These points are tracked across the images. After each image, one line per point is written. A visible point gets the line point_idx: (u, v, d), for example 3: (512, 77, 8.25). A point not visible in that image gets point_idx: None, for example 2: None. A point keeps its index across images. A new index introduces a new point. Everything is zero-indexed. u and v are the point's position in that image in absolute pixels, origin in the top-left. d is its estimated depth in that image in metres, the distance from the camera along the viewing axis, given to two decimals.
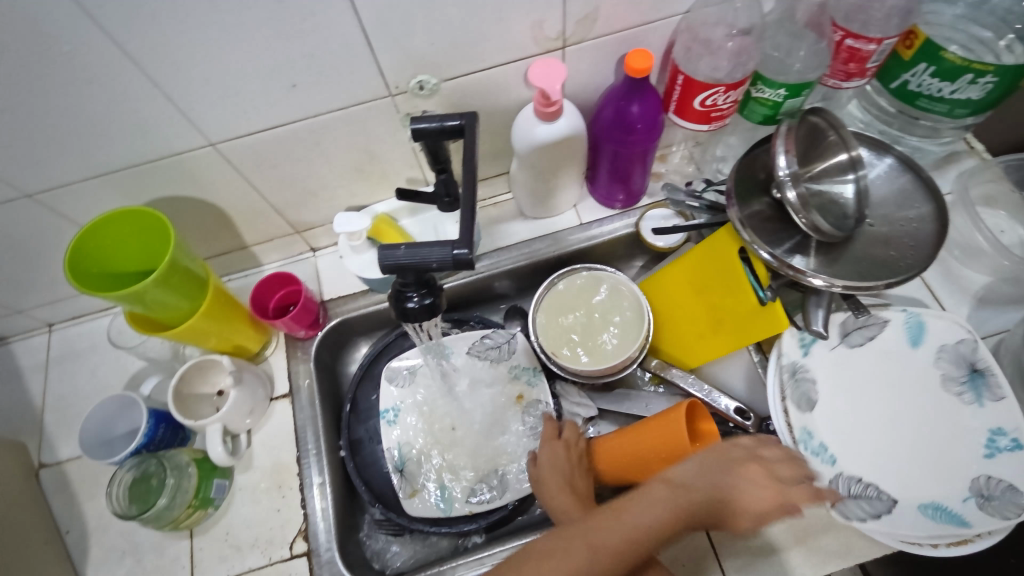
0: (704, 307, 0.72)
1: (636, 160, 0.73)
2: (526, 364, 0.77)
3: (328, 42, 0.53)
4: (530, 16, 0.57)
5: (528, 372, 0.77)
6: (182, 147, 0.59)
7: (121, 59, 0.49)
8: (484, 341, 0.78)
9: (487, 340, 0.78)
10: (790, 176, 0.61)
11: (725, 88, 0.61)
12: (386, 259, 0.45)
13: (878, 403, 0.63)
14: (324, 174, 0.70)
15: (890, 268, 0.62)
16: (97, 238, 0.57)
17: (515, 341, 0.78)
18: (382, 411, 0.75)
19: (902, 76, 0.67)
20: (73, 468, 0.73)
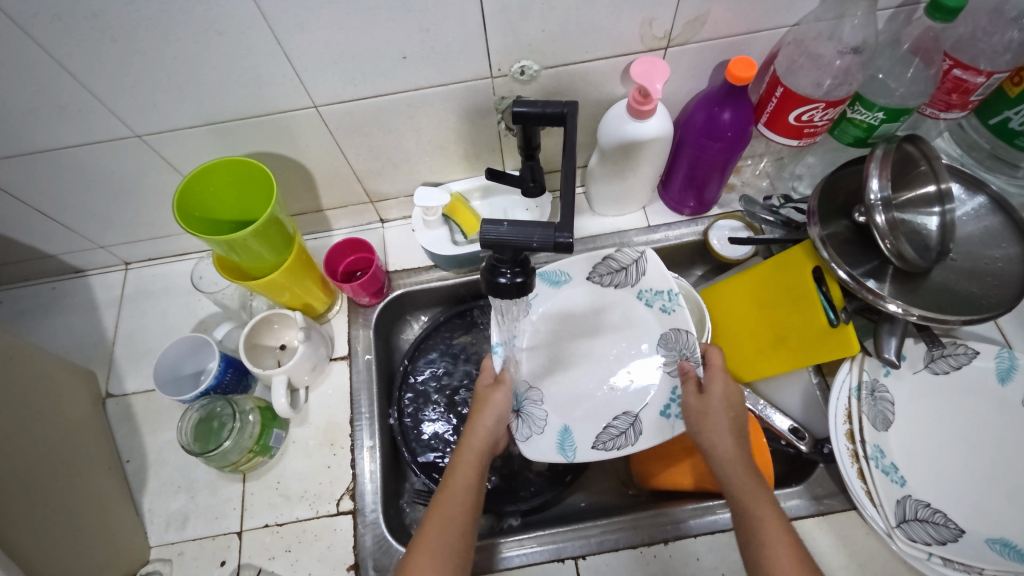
0: (766, 323, 0.72)
1: (715, 169, 0.73)
2: (657, 287, 0.70)
3: (446, 20, 0.54)
4: (642, 14, 0.58)
5: (662, 295, 0.69)
6: (288, 106, 0.62)
7: (254, 17, 0.51)
8: (608, 263, 0.72)
9: (609, 262, 0.72)
10: (881, 201, 0.60)
11: (824, 105, 0.61)
12: (489, 234, 0.45)
13: (953, 434, 0.62)
14: (410, 147, 0.71)
15: (971, 305, 0.61)
16: (202, 183, 0.60)
17: (643, 262, 0.70)
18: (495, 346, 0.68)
19: (1004, 112, 0.66)
20: (137, 401, 0.76)
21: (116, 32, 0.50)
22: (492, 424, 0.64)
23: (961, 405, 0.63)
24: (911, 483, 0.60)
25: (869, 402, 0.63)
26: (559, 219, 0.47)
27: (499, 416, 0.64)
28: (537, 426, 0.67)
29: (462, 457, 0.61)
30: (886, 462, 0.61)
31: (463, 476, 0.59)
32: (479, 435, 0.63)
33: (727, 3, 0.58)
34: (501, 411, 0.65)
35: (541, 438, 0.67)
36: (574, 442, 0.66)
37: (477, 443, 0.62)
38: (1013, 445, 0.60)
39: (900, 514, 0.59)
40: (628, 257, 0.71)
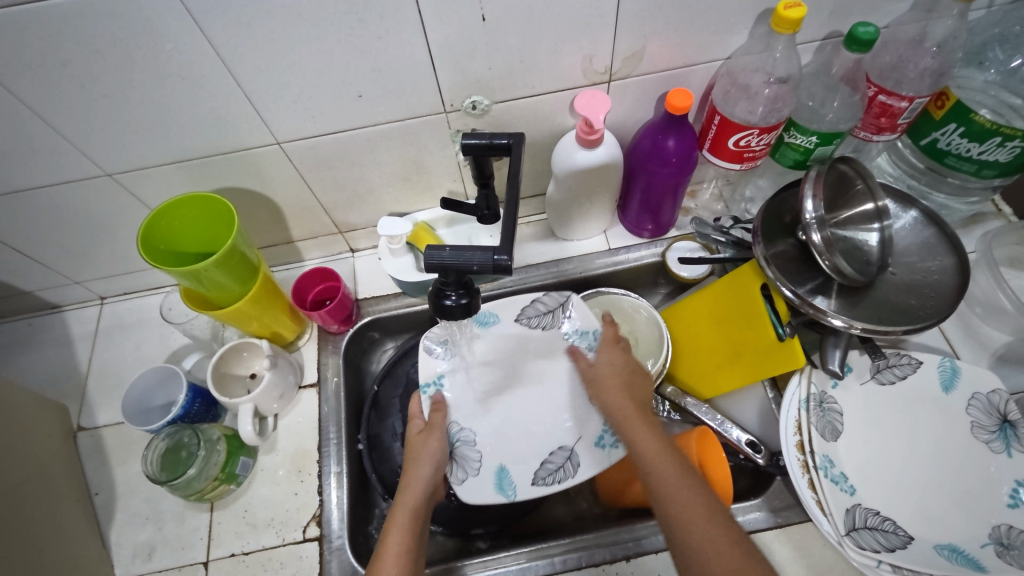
0: (723, 339, 0.74)
1: (667, 193, 0.76)
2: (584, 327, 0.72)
3: (395, 59, 0.58)
4: (582, 50, 0.62)
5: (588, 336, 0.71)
6: (253, 143, 0.65)
7: (214, 61, 0.55)
8: (535, 306, 0.73)
9: (537, 305, 0.73)
10: (817, 220, 0.63)
11: (759, 130, 0.65)
12: (432, 258, 0.48)
13: (902, 443, 0.63)
14: (374, 179, 0.75)
15: (910, 315, 0.64)
16: (167, 218, 0.63)
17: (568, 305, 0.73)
18: (423, 385, 0.69)
19: (932, 133, 0.70)
20: (108, 433, 0.77)
21: (84, 79, 0.54)
22: (428, 474, 0.62)
23: (907, 414, 0.65)
24: (860, 489, 0.62)
25: (818, 412, 0.65)
26: (499, 242, 0.49)
27: (433, 465, 0.63)
28: (471, 469, 0.65)
29: (398, 517, 0.59)
30: (834, 470, 0.63)
31: (395, 543, 0.57)
32: (414, 493, 0.61)
33: (662, 40, 0.62)
34: (437, 460, 0.64)
35: (477, 481, 0.65)
36: (511, 480, 0.65)
37: (413, 493, 0.61)
38: (956, 451, 0.62)
39: (851, 523, 0.60)
40: (555, 301, 0.73)
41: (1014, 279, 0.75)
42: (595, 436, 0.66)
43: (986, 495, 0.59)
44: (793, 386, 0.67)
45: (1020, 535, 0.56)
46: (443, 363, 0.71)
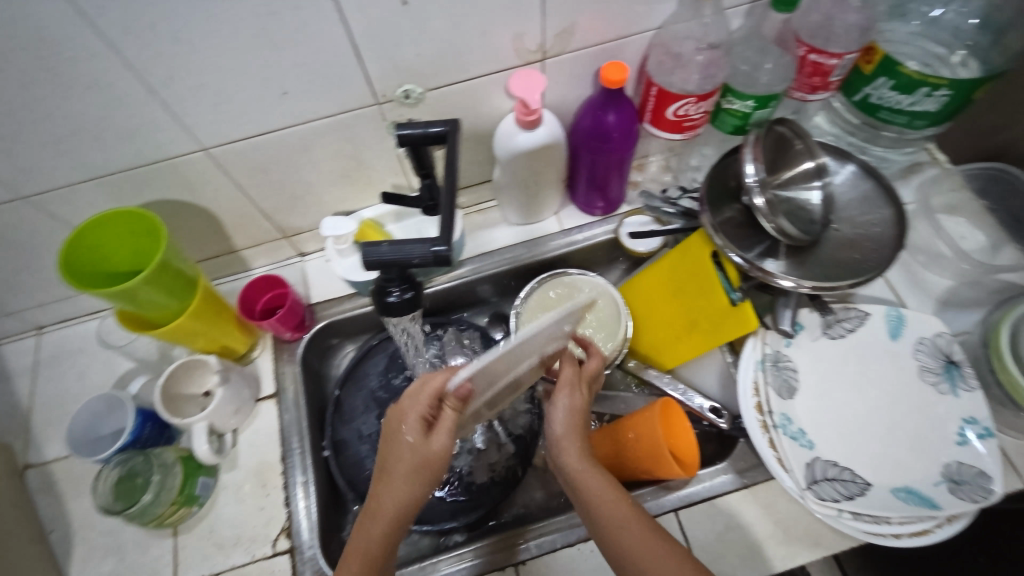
0: (680, 309, 0.75)
1: (613, 168, 0.76)
2: None
3: (317, 52, 0.56)
4: (510, 29, 0.60)
5: None
6: (176, 152, 0.62)
7: (121, 68, 0.51)
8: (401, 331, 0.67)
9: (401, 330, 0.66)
10: (758, 183, 0.64)
11: (696, 98, 0.65)
12: (370, 256, 0.47)
13: (856, 398, 0.65)
14: (312, 179, 0.72)
15: (855, 270, 0.65)
16: (89, 239, 0.59)
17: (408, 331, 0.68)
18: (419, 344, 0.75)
19: (864, 89, 0.71)
20: (59, 467, 0.73)
21: None
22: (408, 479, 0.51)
23: (859, 364, 0.66)
24: (818, 441, 0.63)
25: (773, 371, 0.67)
26: (440, 231, 0.49)
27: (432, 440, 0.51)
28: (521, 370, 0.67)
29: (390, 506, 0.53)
30: (787, 424, 0.64)
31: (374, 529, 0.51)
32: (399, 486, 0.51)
33: (591, 14, 0.61)
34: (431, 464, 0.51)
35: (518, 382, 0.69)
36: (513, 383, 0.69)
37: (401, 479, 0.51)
38: (905, 395, 0.64)
39: (811, 475, 0.61)
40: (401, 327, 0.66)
41: (950, 225, 0.78)
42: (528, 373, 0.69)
43: (937, 434, 0.61)
44: (751, 358, 0.68)
45: (969, 470, 0.58)
46: None
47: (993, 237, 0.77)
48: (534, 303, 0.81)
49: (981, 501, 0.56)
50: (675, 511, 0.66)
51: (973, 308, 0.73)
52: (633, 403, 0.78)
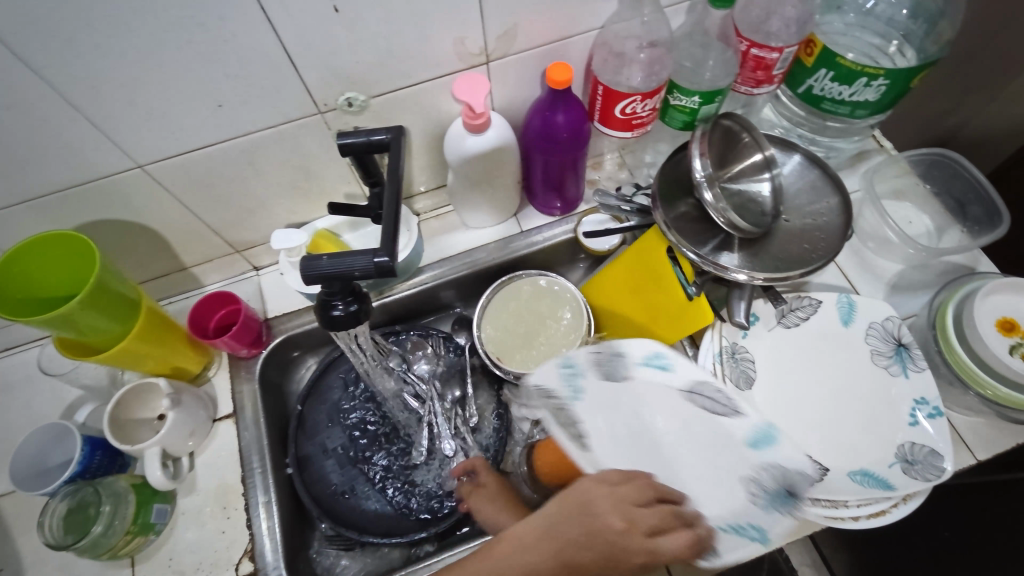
0: (640, 305, 0.75)
1: (567, 168, 0.76)
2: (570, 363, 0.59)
3: (251, 63, 0.54)
4: (451, 33, 0.60)
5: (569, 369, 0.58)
6: (111, 170, 0.60)
7: (40, 86, 0.49)
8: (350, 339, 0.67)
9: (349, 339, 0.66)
10: (706, 178, 0.65)
11: (641, 96, 0.65)
12: (309, 270, 0.46)
13: (812, 386, 0.66)
14: (260, 192, 0.71)
15: (804, 260, 0.66)
16: (20, 264, 0.57)
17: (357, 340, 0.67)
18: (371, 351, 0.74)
19: (807, 81, 0.72)
20: (6, 503, 0.70)
21: None
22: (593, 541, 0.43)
23: (813, 351, 0.67)
24: (679, 362, 0.55)
25: (724, 360, 0.67)
26: (381, 241, 0.48)
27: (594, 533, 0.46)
28: (599, 364, 0.58)
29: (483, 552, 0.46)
30: (582, 382, 0.58)
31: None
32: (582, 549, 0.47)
33: (531, 14, 0.61)
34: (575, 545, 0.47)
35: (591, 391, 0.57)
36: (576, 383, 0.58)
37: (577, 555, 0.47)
38: (858, 379, 0.65)
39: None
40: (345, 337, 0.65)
41: (896, 210, 0.80)
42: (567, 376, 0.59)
43: (890, 417, 0.62)
44: (635, 347, 0.57)
45: (922, 450, 0.60)
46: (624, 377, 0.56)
47: (938, 221, 0.79)
48: (495, 306, 0.82)
49: (934, 479, 0.58)
50: None
51: (922, 290, 0.75)
52: None
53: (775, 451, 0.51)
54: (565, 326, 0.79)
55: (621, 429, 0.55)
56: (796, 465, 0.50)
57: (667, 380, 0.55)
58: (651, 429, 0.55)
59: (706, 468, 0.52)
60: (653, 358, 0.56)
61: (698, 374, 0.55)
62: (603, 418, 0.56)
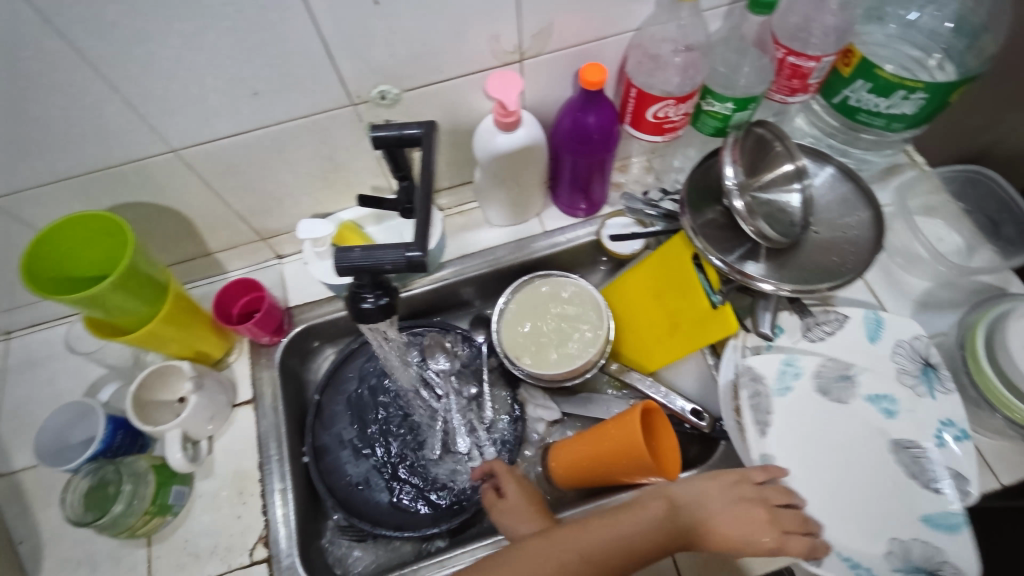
0: (662, 311, 0.75)
1: (595, 169, 0.75)
2: (794, 366, 0.66)
3: (288, 52, 0.55)
4: (487, 29, 0.59)
5: (788, 372, 0.66)
6: (145, 153, 0.60)
7: (81, 66, 0.50)
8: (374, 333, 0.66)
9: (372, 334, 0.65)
10: (737, 186, 0.64)
11: (675, 100, 0.64)
12: (342, 261, 0.47)
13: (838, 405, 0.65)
14: (288, 182, 0.71)
15: (833, 273, 0.65)
16: (54, 243, 0.57)
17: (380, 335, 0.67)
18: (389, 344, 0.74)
19: (842, 91, 0.71)
20: (28, 477, 0.71)
21: None
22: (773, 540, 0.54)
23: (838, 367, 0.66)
24: (903, 416, 0.63)
25: (841, 382, 0.65)
26: (412, 236, 0.48)
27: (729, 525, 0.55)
28: (840, 392, 0.65)
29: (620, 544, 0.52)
30: (793, 383, 0.66)
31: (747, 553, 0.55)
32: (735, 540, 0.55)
33: (568, 14, 0.61)
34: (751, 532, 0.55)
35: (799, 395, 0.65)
36: (787, 381, 0.66)
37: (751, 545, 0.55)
38: (883, 398, 0.64)
39: (905, 473, 0.60)
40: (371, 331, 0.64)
41: (927, 226, 0.78)
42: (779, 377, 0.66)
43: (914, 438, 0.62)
44: (808, 365, 0.66)
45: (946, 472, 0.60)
46: (840, 407, 0.64)
47: (970, 239, 0.78)
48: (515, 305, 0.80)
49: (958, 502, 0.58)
50: None
51: (950, 309, 0.74)
52: (615, 407, 0.77)
53: (948, 538, 0.56)
54: (586, 328, 0.78)
55: (781, 447, 0.63)
56: (960, 561, 0.55)
57: (877, 419, 0.63)
58: (817, 445, 0.63)
59: (847, 504, 0.59)
60: (884, 397, 0.64)
61: (924, 434, 0.62)
62: (824, 431, 0.64)
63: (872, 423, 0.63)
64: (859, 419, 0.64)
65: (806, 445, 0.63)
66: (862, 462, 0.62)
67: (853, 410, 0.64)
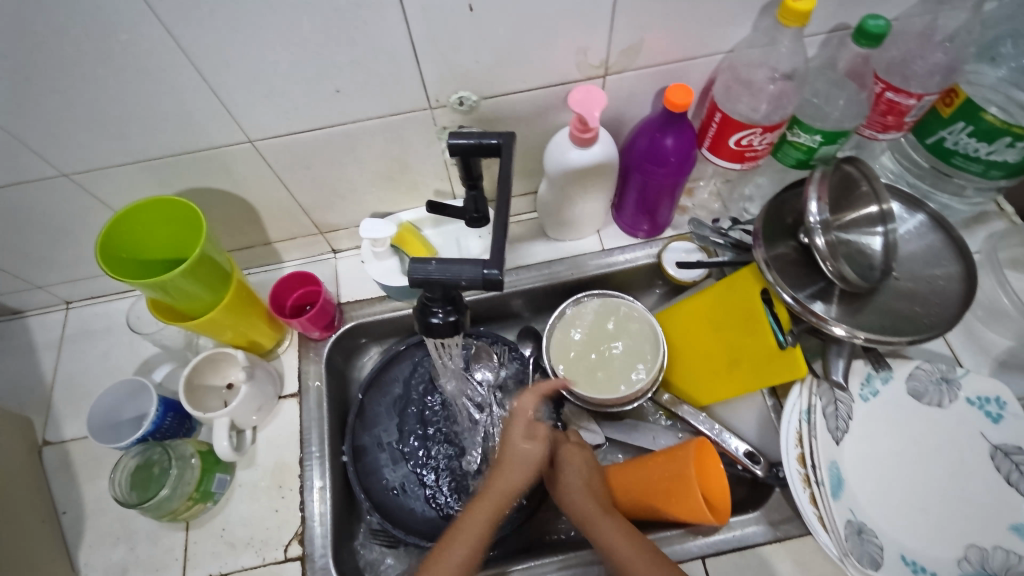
0: (721, 345, 0.72)
1: (664, 193, 0.73)
2: (880, 375, 0.65)
3: (375, 52, 0.54)
4: (576, 42, 0.58)
5: (872, 378, 0.65)
6: (222, 141, 0.60)
7: (175, 53, 0.50)
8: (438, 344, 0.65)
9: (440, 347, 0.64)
10: (822, 223, 0.61)
11: (762, 130, 0.62)
12: (417, 272, 0.45)
13: (903, 451, 0.62)
14: (354, 179, 0.70)
15: (914, 324, 0.62)
16: (128, 224, 0.58)
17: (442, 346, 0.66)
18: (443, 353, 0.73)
19: (938, 132, 0.67)
20: (76, 447, 0.73)
21: (29, 72, 0.49)
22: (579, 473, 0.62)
23: (907, 417, 0.63)
24: (998, 425, 0.60)
25: (939, 387, 0.63)
26: (489, 254, 0.47)
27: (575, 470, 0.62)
28: (934, 397, 0.63)
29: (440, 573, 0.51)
30: (881, 388, 0.64)
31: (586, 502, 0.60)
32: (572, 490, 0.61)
33: (660, 31, 0.58)
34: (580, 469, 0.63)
35: (886, 398, 0.64)
36: (872, 388, 0.64)
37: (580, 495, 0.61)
38: (954, 450, 0.61)
39: (1001, 480, 0.58)
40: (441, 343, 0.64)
41: None
42: (861, 381, 0.65)
43: (992, 495, 0.57)
44: (900, 372, 0.65)
45: None
46: (938, 413, 0.63)
47: None
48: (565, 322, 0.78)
49: None
50: (702, 558, 0.64)
51: None
52: (662, 438, 0.75)
53: None
54: (639, 353, 0.75)
55: (857, 452, 0.62)
56: None
57: (979, 423, 0.61)
58: (893, 449, 0.62)
59: (921, 525, 0.58)
60: (989, 400, 0.61)
61: None
62: (902, 436, 0.62)
63: (967, 428, 0.61)
64: (943, 436, 0.61)
65: (889, 447, 0.62)
66: (954, 463, 0.60)
67: (943, 417, 0.62)
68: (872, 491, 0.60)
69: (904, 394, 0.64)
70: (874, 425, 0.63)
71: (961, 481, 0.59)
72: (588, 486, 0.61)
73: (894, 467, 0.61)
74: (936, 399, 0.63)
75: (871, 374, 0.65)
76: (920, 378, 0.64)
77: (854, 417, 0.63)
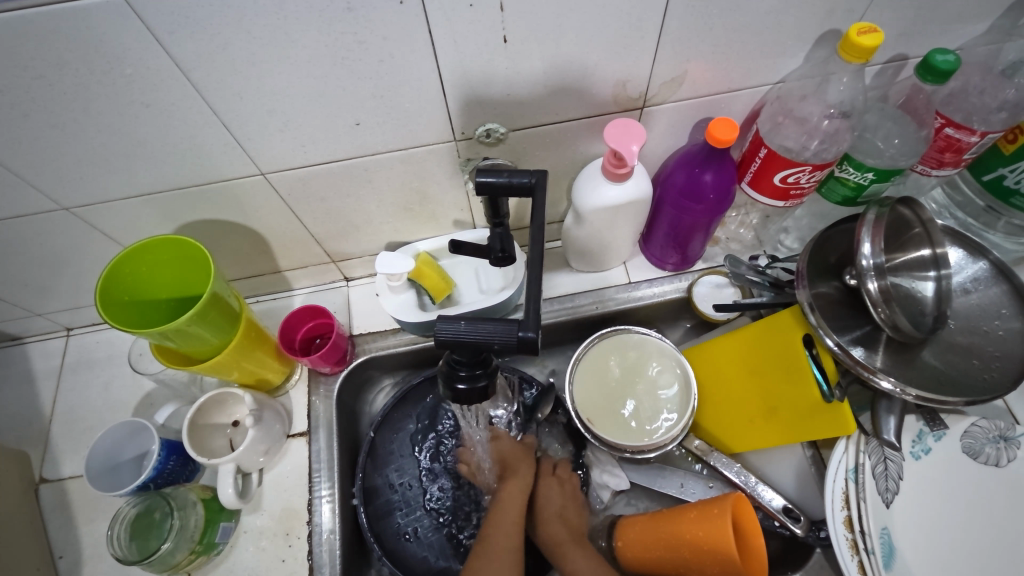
0: (757, 389, 0.67)
1: (698, 228, 0.69)
2: (931, 432, 0.61)
3: (400, 85, 0.50)
4: (616, 74, 0.53)
5: (921, 436, 0.60)
6: (234, 174, 0.56)
7: (184, 85, 0.46)
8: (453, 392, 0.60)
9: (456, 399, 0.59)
10: (874, 267, 0.55)
11: (811, 168, 0.57)
12: (445, 333, 0.41)
13: (960, 517, 0.58)
14: (371, 210, 0.66)
15: (974, 381, 0.57)
16: (132, 264, 0.55)
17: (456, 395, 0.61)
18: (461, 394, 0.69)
19: (999, 169, 0.63)
20: (74, 487, 0.69)
21: (27, 107, 0.45)
22: (551, 504, 0.69)
23: (963, 479, 0.59)
24: None
25: (997, 445, 0.59)
26: (524, 314, 0.43)
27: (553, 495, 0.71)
28: (993, 457, 0.58)
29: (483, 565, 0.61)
30: (933, 446, 0.60)
31: (555, 528, 0.67)
32: (546, 519, 0.68)
33: (707, 63, 0.54)
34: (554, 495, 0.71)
35: (939, 457, 0.60)
36: (922, 446, 0.60)
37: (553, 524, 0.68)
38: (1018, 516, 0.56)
39: None
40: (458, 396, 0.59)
41: None
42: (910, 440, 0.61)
43: None
44: (955, 429, 0.60)
45: None
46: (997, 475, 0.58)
47: None
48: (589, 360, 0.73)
49: None
50: None
51: None
52: (690, 484, 0.71)
53: None
54: (667, 396, 0.71)
55: (907, 516, 0.58)
56: None
57: None
58: (948, 514, 0.58)
59: None
60: None
61: None
62: (957, 500, 0.58)
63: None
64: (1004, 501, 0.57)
65: (943, 511, 0.58)
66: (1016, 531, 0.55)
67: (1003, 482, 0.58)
68: (926, 560, 0.56)
69: (959, 453, 0.60)
70: (922, 488, 0.59)
71: (1018, 551, 0.54)
72: (563, 517, 0.69)
73: (951, 534, 0.57)
74: (994, 460, 0.58)
75: (920, 433, 0.60)
76: (976, 438, 0.59)
77: (904, 477, 0.59)
